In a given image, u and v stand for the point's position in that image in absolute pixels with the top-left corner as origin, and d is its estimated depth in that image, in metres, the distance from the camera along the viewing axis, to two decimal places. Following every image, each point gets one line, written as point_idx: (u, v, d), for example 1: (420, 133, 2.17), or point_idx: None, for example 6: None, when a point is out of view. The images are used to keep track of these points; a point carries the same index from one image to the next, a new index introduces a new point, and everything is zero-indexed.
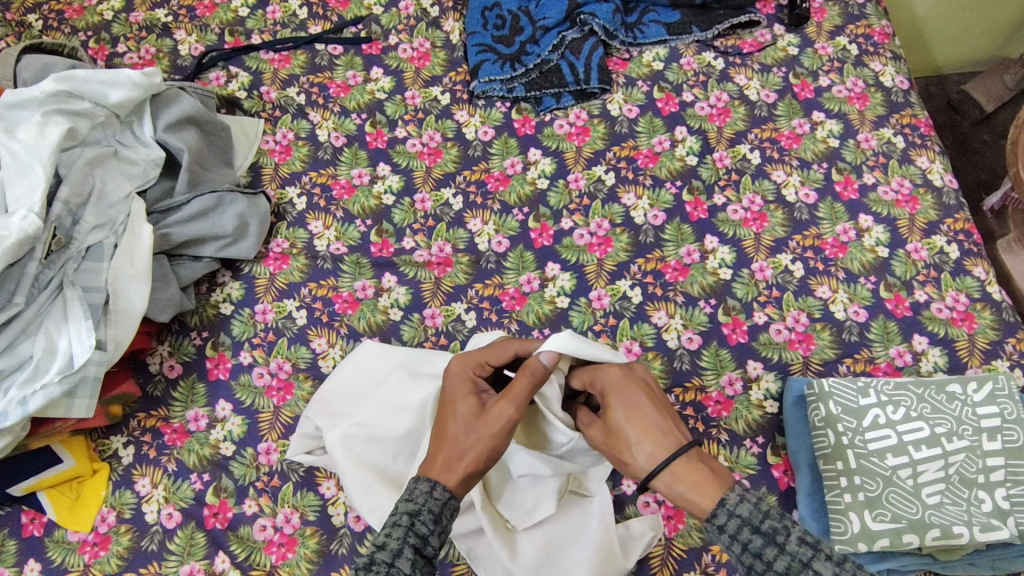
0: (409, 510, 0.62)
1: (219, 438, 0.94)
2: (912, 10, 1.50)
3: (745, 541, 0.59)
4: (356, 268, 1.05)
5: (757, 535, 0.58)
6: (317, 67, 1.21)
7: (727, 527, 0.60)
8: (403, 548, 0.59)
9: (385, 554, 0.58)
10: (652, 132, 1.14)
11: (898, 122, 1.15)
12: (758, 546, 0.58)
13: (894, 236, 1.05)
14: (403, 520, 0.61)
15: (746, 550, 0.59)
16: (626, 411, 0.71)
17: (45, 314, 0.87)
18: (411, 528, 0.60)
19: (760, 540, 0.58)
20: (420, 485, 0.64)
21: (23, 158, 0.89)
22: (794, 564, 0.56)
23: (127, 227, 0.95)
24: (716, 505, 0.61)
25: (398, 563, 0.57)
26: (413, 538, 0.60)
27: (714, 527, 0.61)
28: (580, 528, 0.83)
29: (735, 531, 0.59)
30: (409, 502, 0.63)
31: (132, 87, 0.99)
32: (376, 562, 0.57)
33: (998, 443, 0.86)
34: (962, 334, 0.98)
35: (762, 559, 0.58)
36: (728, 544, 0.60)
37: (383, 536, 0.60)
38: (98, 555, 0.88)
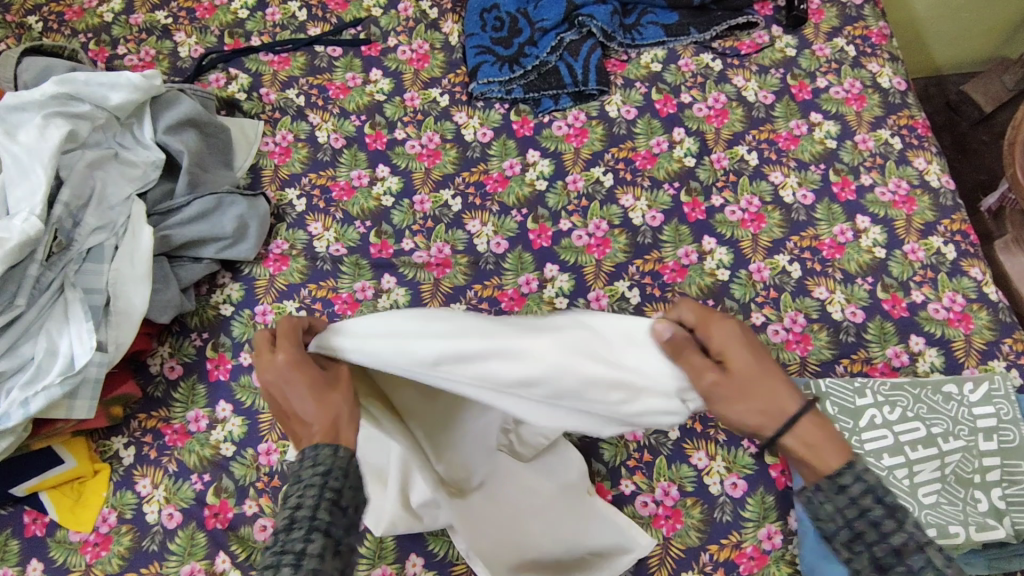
0: (318, 472, 0.58)
1: (219, 439, 0.95)
2: (910, 13, 1.51)
3: (868, 506, 0.57)
4: (355, 269, 1.05)
5: (880, 504, 0.57)
6: (317, 69, 1.22)
7: (852, 489, 0.57)
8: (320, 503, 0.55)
9: (302, 512, 0.55)
10: (650, 134, 1.15)
11: (895, 123, 1.15)
12: (878, 515, 0.56)
13: (891, 237, 1.06)
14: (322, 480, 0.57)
15: (864, 515, 0.57)
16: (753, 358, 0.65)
17: (46, 316, 0.88)
18: (326, 486, 0.57)
19: (882, 511, 0.56)
20: (323, 448, 0.60)
21: (24, 161, 0.90)
22: (911, 542, 0.55)
23: (128, 229, 0.95)
24: (843, 466, 0.59)
25: (319, 517, 0.55)
26: (330, 494, 0.56)
27: (834, 486, 0.58)
28: (544, 499, 0.85)
29: (859, 495, 0.57)
30: (317, 465, 0.58)
31: (131, 89, 1.00)
32: (297, 521, 0.54)
33: (994, 443, 0.87)
34: (959, 335, 0.98)
35: (880, 529, 0.56)
36: (841, 506, 0.58)
37: (297, 498, 0.56)
38: (100, 555, 0.88)
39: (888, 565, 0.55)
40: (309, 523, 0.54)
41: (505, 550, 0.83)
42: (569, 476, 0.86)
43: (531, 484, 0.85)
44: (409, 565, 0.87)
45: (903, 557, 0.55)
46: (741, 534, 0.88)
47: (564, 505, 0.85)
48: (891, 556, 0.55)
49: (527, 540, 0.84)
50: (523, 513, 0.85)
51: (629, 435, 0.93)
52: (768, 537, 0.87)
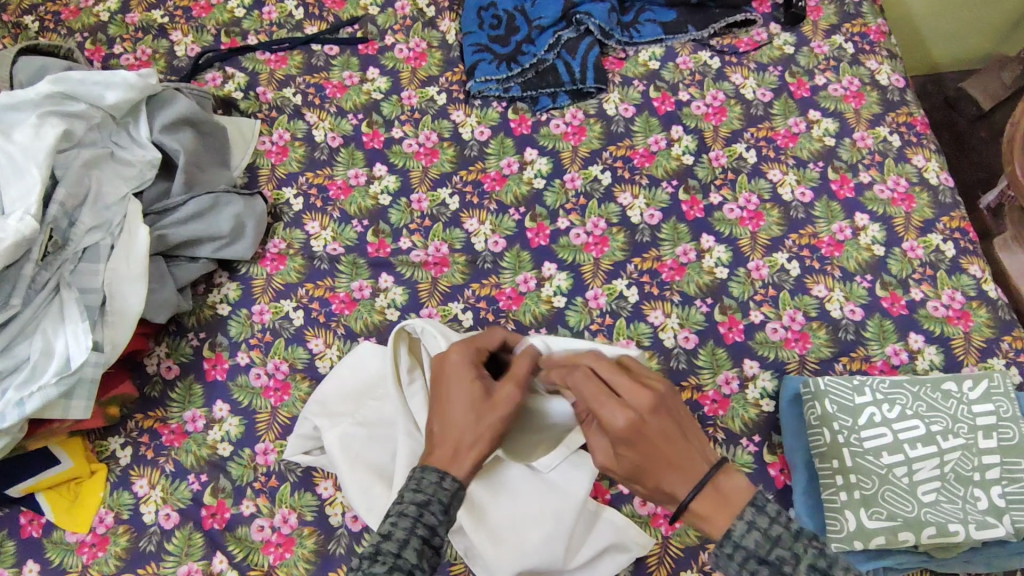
0: (416, 501, 0.63)
1: (216, 439, 0.95)
2: (918, 28, 1.54)
3: (753, 570, 0.60)
4: (353, 268, 1.05)
5: (764, 564, 0.60)
6: (313, 68, 1.21)
7: (736, 556, 0.61)
8: (410, 538, 0.61)
9: (391, 545, 0.60)
10: (648, 131, 1.14)
11: (894, 120, 1.15)
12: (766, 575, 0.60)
13: (889, 235, 1.05)
14: (411, 511, 0.62)
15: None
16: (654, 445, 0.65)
17: (41, 316, 0.87)
18: (419, 519, 0.62)
19: (768, 570, 0.60)
20: (429, 475, 0.65)
21: (19, 159, 0.88)
22: None
23: (124, 229, 0.95)
24: (724, 536, 0.63)
25: (404, 555, 0.60)
26: (420, 530, 0.62)
27: (724, 555, 0.62)
28: (548, 502, 0.83)
29: (742, 561, 0.61)
30: (418, 493, 0.63)
31: (126, 88, 0.98)
32: (382, 553, 0.60)
33: (994, 441, 0.86)
34: (958, 333, 0.98)
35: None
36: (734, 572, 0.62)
37: (389, 526, 0.62)
38: (96, 556, 0.88)
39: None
40: (394, 560, 0.60)
41: (505, 552, 0.81)
42: (584, 484, 0.84)
43: (538, 488, 0.84)
44: None
45: None
46: None
47: (568, 509, 0.83)
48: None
49: (526, 543, 0.82)
50: (526, 516, 0.83)
51: None
52: None
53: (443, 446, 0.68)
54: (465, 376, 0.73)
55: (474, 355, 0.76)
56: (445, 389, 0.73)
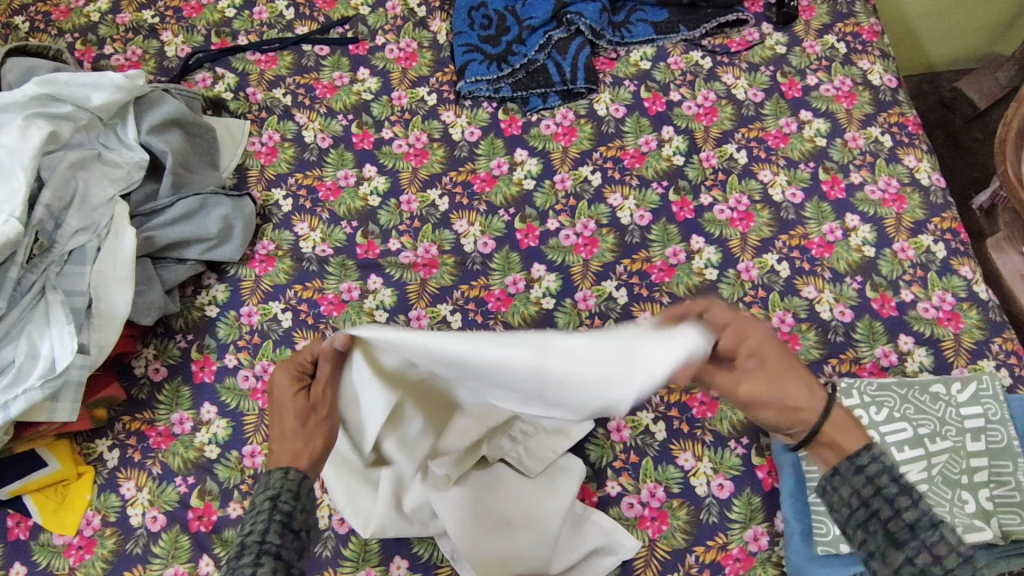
0: (269, 496, 0.63)
1: (203, 441, 0.95)
2: (917, 34, 1.56)
3: (882, 485, 0.60)
4: (341, 270, 1.04)
5: (895, 483, 0.60)
6: (303, 68, 1.21)
7: (868, 469, 0.61)
8: (269, 526, 0.60)
9: (251, 536, 0.59)
10: (639, 132, 1.14)
11: (886, 120, 1.14)
12: (892, 493, 0.60)
13: (880, 235, 1.05)
14: (265, 504, 0.62)
15: (879, 493, 0.60)
16: (764, 370, 0.68)
17: (27, 319, 0.86)
18: (275, 509, 0.62)
19: (897, 488, 0.60)
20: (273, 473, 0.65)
21: (5, 162, 0.87)
22: (924, 518, 0.58)
23: (110, 230, 0.94)
24: (861, 448, 0.64)
25: (268, 539, 0.59)
26: (278, 517, 0.61)
27: (852, 467, 0.63)
28: (535, 505, 0.84)
29: (874, 475, 0.61)
30: (267, 490, 0.64)
31: (114, 89, 0.98)
32: (248, 544, 0.59)
33: (982, 444, 0.86)
34: (948, 334, 0.97)
35: (893, 504, 0.59)
36: (858, 486, 0.61)
37: (249, 523, 0.61)
38: (82, 559, 0.88)
39: (902, 539, 0.58)
40: (259, 547, 0.58)
41: (493, 553, 0.82)
42: (570, 486, 0.85)
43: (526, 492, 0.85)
44: (394, 568, 0.86)
45: (917, 531, 0.57)
46: (727, 536, 0.87)
47: (554, 511, 0.83)
48: (906, 531, 0.58)
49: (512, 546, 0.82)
50: (512, 519, 0.83)
51: (616, 436, 0.93)
52: (755, 538, 0.87)
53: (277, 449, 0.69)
54: (289, 390, 0.72)
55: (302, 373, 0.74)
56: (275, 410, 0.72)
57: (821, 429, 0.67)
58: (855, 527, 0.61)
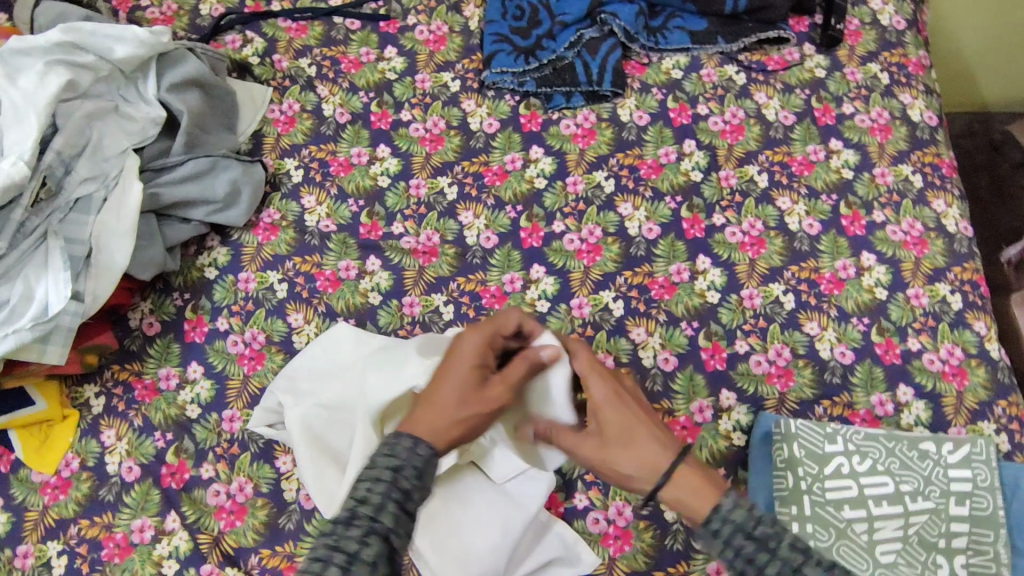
0: (391, 465, 0.61)
1: (186, 400, 0.96)
2: (974, 71, 1.50)
3: (739, 545, 0.60)
4: (342, 247, 1.04)
5: (750, 540, 0.59)
6: (332, 41, 1.20)
7: (721, 532, 0.61)
8: (385, 503, 0.59)
9: (366, 509, 0.58)
10: (660, 143, 1.11)
11: (919, 159, 1.09)
12: (749, 551, 0.59)
13: (895, 279, 1.01)
14: (385, 475, 0.60)
15: (737, 554, 0.60)
16: (619, 425, 0.71)
17: (26, 261, 0.88)
18: (394, 485, 0.60)
19: (753, 545, 0.59)
20: (403, 441, 0.64)
21: (20, 105, 0.89)
22: (784, 570, 0.57)
23: (118, 183, 0.95)
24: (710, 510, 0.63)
25: (381, 518, 0.58)
26: (396, 494, 0.60)
27: (708, 531, 0.62)
28: (500, 510, 0.83)
29: (728, 537, 0.61)
30: (390, 458, 0.62)
31: (137, 44, 0.98)
32: (358, 516, 0.58)
33: (965, 509, 0.82)
34: (951, 390, 0.94)
35: (754, 563, 0.58)
36: (720, 551, 0.61)
37: (365, 490, 0.59)
38: (58, 498, 0.91)
39: None
40: (370, 523, 0.57)
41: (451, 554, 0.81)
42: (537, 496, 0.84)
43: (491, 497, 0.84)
44: None
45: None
46: (689, 565, 0.86)
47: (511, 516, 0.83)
48: None
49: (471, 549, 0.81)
50: (474, 523, 0.83)
51: None
52: (716, 572, 0.85)
53: (422, 413, 0.69)
54: (470, 360, 0.73)
55: (485, 340, 0.75)
56: (446, 368, 0.74)
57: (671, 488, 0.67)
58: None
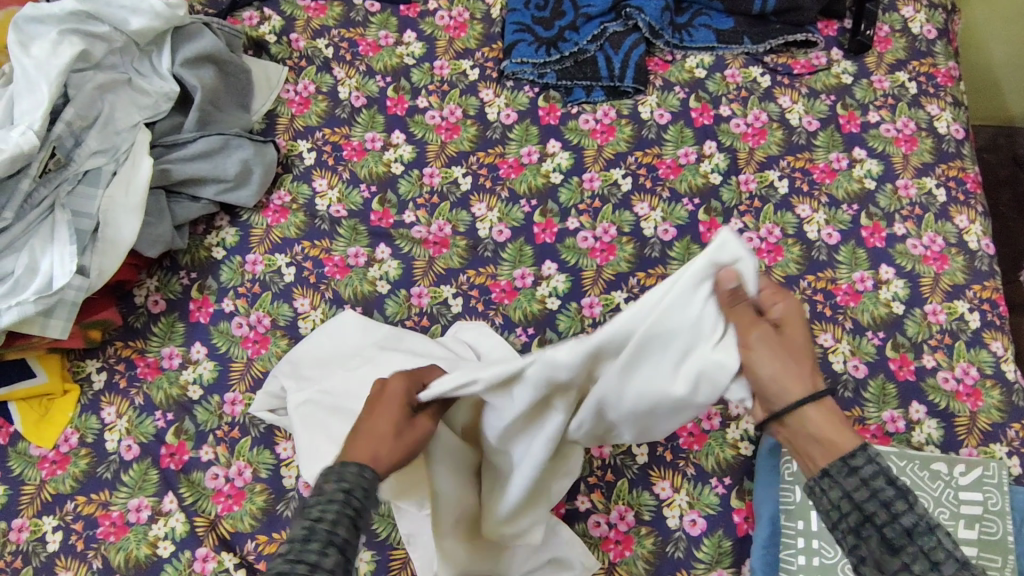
0: (342, 488, 0.56)
1: (188, 380, 0.95)
2: (1000, 85, 1.47)
3: (877, 488, 0.53)
4: (352, 234, 1.03)
5: (892, 486, 0.53)
6: (350, 22, 1.18)
7: (862, 470, 0.54)
8: (339, 520, 0.54)
9: (322, 526, 0.53)
10: (680, 142, 1.09)
11: (944, 172, 1.07)
12: (887, 497, 0.53)
13: (913, 293, 0.99)
14: (338, 496, 0.55)
15: (874, 496, 0.53)
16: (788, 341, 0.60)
17: (32, 233, 0.87)
18: (347, 504, 0.55)
19: (893, 492, 0.53)
20: (350, 466, 0.58)
21: (32, 74, 0.87)
22: (920, 523, 0.52)
23: (128, 157, 0.93)
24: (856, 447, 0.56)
25: (337, 531, 0.53)
26: (350, 510, 0.55)
27: (845, 467, 0.55)
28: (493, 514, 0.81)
29: (869, 476, 0.54)
30: (340, 481, 0.57)
31: (153, 16, 0.96)
32: (316, 533, 0.52)
33: (974, 533, 0.81)
34: (964, 410, 0.92)
35: (889, 511, 0.52)
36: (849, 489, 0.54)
37: (319, 511, 0.54)
38: (55, 473, 0.91)
39: (900, 545, 0.52)
40: (327, 537, 0.53)
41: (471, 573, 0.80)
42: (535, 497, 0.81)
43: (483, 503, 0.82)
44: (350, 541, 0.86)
45: (914, 537, 0.51)
46: (689, 574, 0.85)
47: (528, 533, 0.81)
48: (903, 536, 0.51)
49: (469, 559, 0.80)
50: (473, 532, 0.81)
51: (596, 451, 0.90)
52: None
53: (355, 445, 0.62)
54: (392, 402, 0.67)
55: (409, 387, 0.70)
56: (376, 408, 0.67)
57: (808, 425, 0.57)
58: (845, 531, 0.54)
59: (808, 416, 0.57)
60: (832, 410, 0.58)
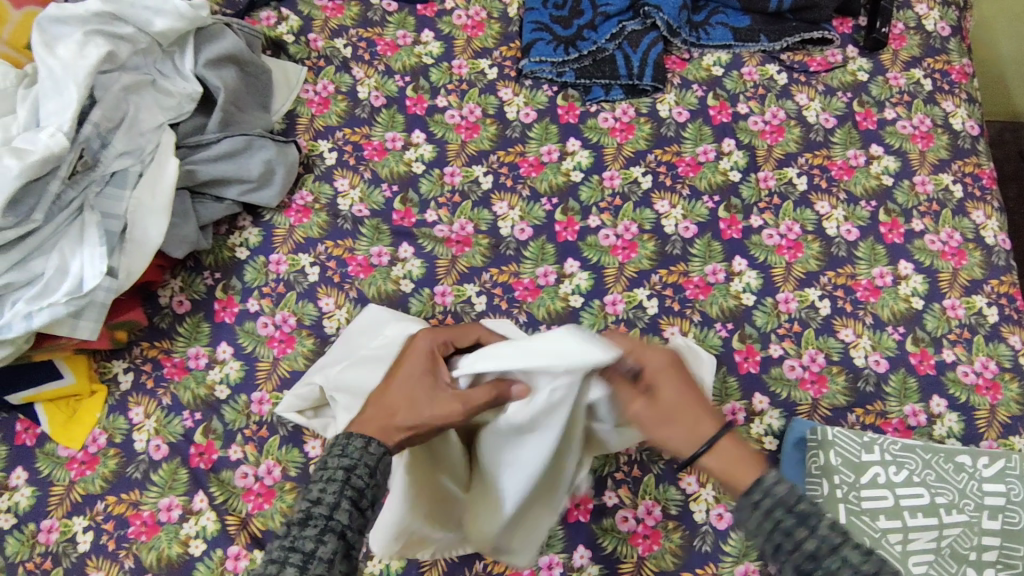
0: (344, 466, 0.59)
1: (215, 380, 0.95)
2: (1006, 84, 1.48)
3: (778, 519, 0.54)
4: (375, 233, 1.03)
5: (791, 515, 0.54)
6: (368, 22, 1.18)
7: (761, 504, 0.56)
8: (340, 501, 0.56)
9: (320, 509, 0.55)
10: (698, 140, 1.10)
11: (960, 168, 1.08)
12: (790, 526, 0.54)
13: (932, 289, 1.00)
14: (338, 475, 0.58)
15: (776, 527, 0.54)
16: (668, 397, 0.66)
17: (61, 235, 0.87)
18: (347, 483, 0.58)
19: (794, 520, 0.54)
20: (355, 440, 0.61)
21: (59, 75, 0.87)
22: (824, 546, 0.52)
23: (154, 158, 0.94)
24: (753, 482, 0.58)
25: (335, 516, 0.55)
26: (349, 493, 0.57)
27: (748, 502, 0.57)
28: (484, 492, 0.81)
29: (768, 509, 0.55)
30: (342, 458, 0.59)
31: (177, 18, 0.96)
32: (313, 516, 0.55)
33: (998, 523, 0.82)
34: (984, 404, 0.93)
35: (792, 539, 0.53)
36: (758, 521, 0.55)
37: (318, 490, 0.57)
38: (84, 474, 0.91)
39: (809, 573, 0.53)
40: (325, 522, 0.55)
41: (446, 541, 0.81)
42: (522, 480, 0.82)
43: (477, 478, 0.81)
44: None
45: (820, 562, 0.52)
46: (717, 568, 0.86)
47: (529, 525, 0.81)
48: (809, 563, 0.53)
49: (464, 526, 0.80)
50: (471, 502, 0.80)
51: (621, 447, 0.92)
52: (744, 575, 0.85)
53: (372, 414, 0.66)
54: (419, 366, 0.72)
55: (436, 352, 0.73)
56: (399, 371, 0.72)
57: (713, 460, 0.63)
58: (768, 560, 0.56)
59: (706, 461, 0.64)
60: (732, 447, 0.63)
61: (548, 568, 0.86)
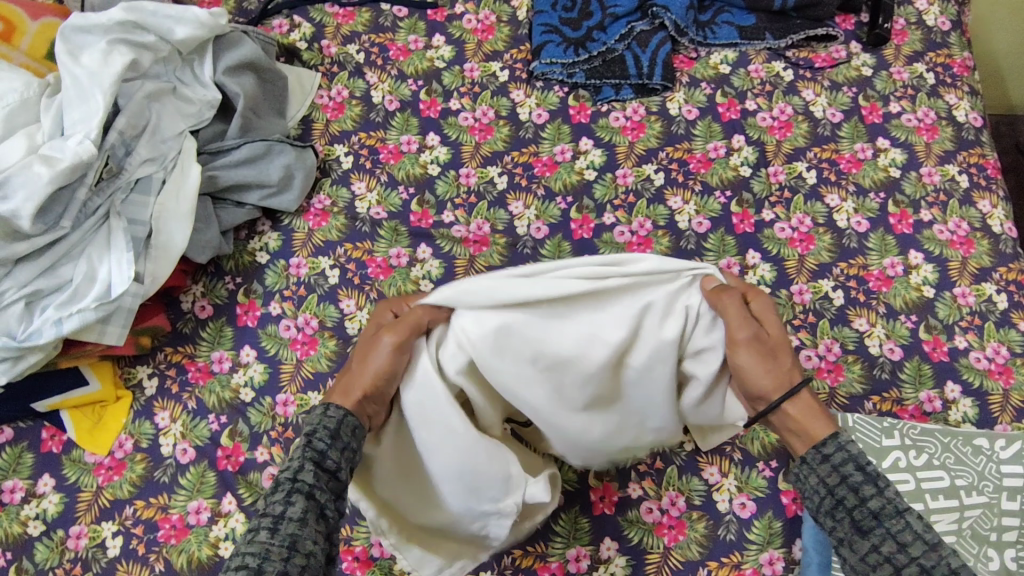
0: (309, 431, 0.66)
1: (239, 383, 0.96)
2: (1003, 80, 1.51)
3: (847, 474, 0.66)
4: (393, 235, 1.05)
5: (860, 471, 0.65)
6: (380, 28, 1.20)
7: (833, 457, 0.67)
8: (302, 464, 0.63)
9: (287, 473, 0.62)
10: (709, 137, 1.12)
11: (965, 160, 1.10)
12: (857, 481, 0.65)
13: (942, 277, 1.02)
14: (302, 439, 0.65)
15: (844, 482, 0.65)
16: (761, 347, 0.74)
17: (89, 241, 0.90)
18: (307, 445, 0.65)
19: (861, 478, 0.65)
20: (316, 408, 0.69)
21: (85, 84, 0.90)
22: (888, 506, 0.63)
23: (176, 165, 0.96)
24: (829, 436, 0.69)
25: (301, 477, 0.62)
26: (310, 454, 0.64)
27: (819, 455, 0.68)
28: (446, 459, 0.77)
29: (839, 463, 0.67)
30: (308, 423, 0.68)
31: (196, 26, 0.99)
32: (280, 482, 0.62)
33: (1017, 503, 0.83)
34: (998, 388, 0.95)
35: (858, 495, 0.64)
36: (825, 474, 0.67)
37: (287, 457, 0.64)
38: (111, 479, 0.92)
39: (868, 527, 0.63)
40: (290, 485, 0.61)
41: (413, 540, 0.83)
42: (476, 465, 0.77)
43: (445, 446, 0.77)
44: None
45: (881, 519, 0.62)
46: (742, 556, 0.87)
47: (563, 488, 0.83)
48: (870, 519, 0.63)
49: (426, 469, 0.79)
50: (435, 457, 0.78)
51: None
52: (769, 562, 0.86)
53: (341, 386, 0.74)
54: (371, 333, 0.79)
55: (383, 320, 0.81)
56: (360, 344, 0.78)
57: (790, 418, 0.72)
58: (823, 514, 0.66)
59: (784, 409, 0.72)
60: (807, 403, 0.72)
61: (576, 560, 0.87)
